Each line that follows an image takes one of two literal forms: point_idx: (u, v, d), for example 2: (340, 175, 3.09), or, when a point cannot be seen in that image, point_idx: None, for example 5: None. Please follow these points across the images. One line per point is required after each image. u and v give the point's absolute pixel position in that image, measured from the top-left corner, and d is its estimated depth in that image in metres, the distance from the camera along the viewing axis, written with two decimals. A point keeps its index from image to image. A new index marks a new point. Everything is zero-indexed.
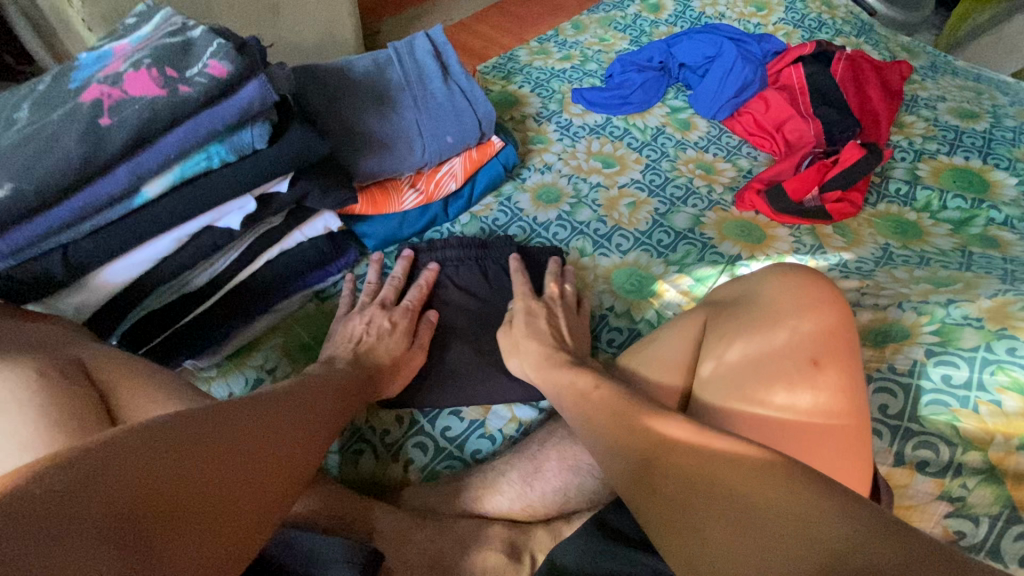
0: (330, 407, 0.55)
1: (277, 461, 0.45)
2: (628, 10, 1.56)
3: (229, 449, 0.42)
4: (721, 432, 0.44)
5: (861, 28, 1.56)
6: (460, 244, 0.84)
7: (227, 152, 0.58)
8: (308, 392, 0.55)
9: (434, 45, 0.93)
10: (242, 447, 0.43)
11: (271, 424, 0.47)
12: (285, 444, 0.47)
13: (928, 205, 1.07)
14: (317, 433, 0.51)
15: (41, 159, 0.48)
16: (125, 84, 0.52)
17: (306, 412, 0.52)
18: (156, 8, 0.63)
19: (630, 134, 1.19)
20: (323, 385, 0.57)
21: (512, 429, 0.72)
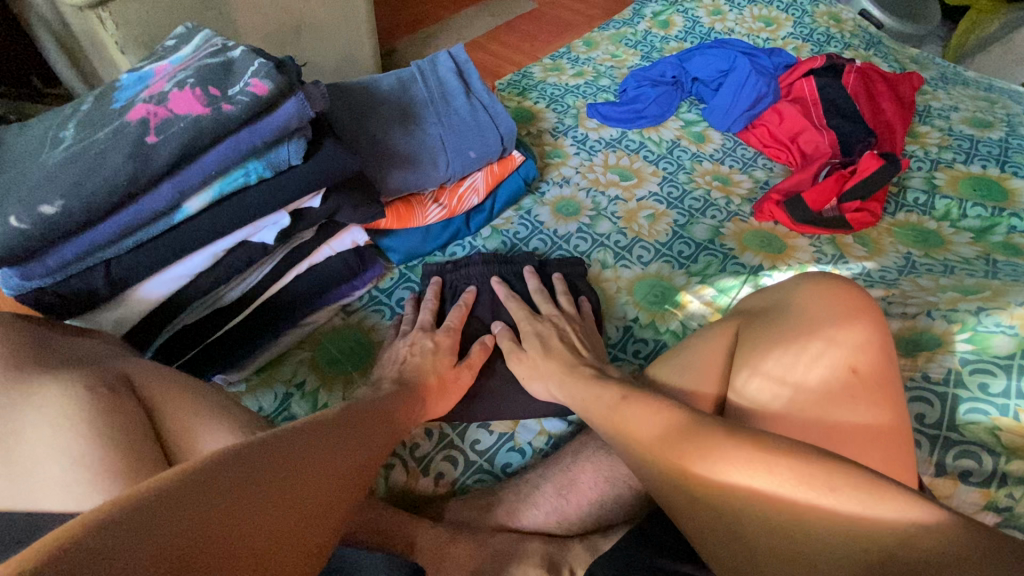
0: (372, 427, 0.54)
1: (323, 493, 0.44)
2: (638, 27, 1.59)
3: (274, 484, 0.41)
4: (767, 441, 0.44)
5: (869, 41, 1.58)
6: (482, 261, 0.84)
7: (265, 169, 0.59)
8: (349, 413, 0.53)
9: (456, 63, 0.95)
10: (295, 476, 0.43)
11: (318, 453, 0.46)
12: (334, 472, 0.46)
13: (947, 214, 1.07)
14: (360, 457, 0.50)
15: (90, 175, 0.49)
16: (170, 103, 0.53)
17: (355, 435, 0.51)
18: (195, 30, 0.64)
19: (646, 147, 1.20)
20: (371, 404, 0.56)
21: (542, 441, 0.71)
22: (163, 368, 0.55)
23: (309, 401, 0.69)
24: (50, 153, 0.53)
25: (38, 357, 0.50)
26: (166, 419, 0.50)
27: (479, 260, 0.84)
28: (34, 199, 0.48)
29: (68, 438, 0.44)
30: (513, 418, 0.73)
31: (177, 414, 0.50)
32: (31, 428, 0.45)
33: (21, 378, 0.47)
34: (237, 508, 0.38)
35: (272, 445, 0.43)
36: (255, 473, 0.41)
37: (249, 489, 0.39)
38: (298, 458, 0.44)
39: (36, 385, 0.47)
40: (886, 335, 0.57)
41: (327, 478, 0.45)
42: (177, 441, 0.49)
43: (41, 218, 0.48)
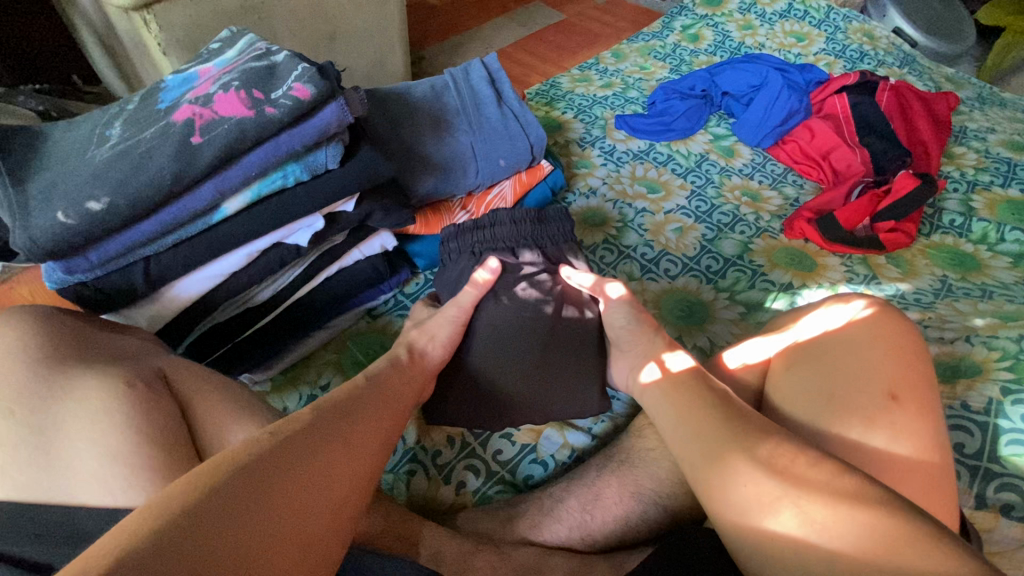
0: (381, 414, 0.53)
1: (338, 487, 0.45)
2: (668, 40, 1.58)
3: (281, 494, 0.41)
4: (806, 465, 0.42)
5: (903, 59, 1.56)
6: (511, 218, 0.76)
7: (302, 172, 0.60)
8: (359, 400, 0.53)
9: (489, 71, 0.95)
10: (307, 477, 0.43)
11: (332, 447, 0.46)
12: (348, 466, 0.47)
13: (984, 237, 1.04)
14: (372, 443, 0.50)
15: (136, 174, 0.50)
16: (215, 105, 0.54)
17: (370, 424, 0.51)
18: (239, 33, 0.66)
19: (673, 160, 1.19)
20: (385, 392, 0.56)
21: (565, 454, 0.70)
22: (195, 365, 0.56)
23: None
24: (97, 150, 0.54)
25: (80, 351, 0.51)
26: (200, 417, 0.50)
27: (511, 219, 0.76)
28: (77, 198, 0.49)
29: (107, 431, 0.45)
30: (536, 430, 0.72)
31: (213, 411, 0.51)
32: (70, 421, 0.46)
33: (67, 369, 0.48)
34: (244, 524, 0.39)
35: (279, 449, 0.44)
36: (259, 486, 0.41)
37: (253, 502, 0.40)
38: (306, 461, 0.44)
39: (80, 377, 0.48)
40: (928, 360, 0.56)
41: (338, 477, 0.45)
42: (210, 439, 0.49)
43: (86, 215, 0.49)
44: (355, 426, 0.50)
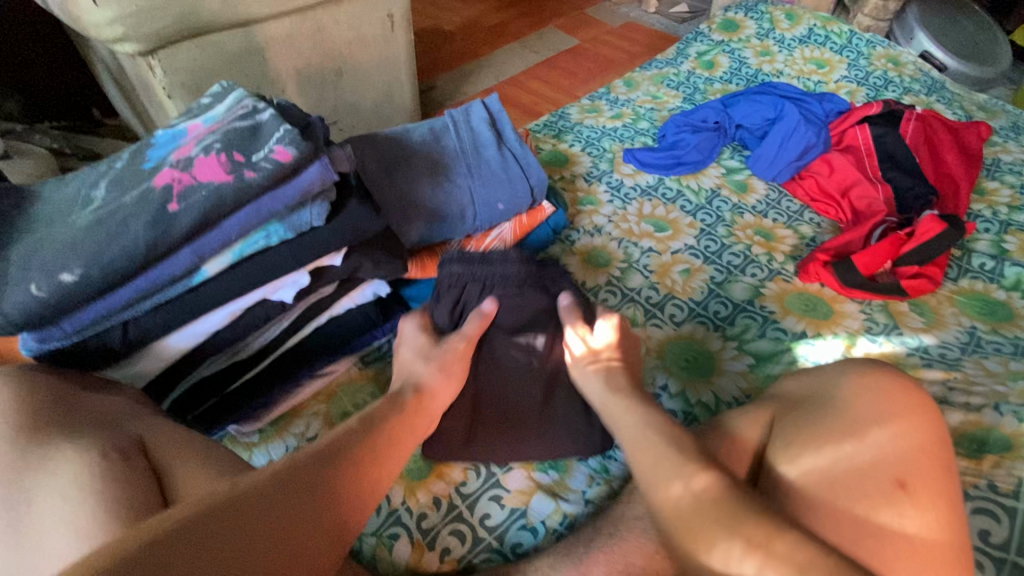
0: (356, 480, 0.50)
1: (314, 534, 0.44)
2: (682, 68, 1.55)
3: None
4: None
5: (931, 85, 1.49)
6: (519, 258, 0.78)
7: (286, 231, 0.59)
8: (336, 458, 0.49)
9: (490, 112, 0.94)
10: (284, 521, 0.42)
11: (315, 494, 0.46)
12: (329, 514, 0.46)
13: (1018, 283, 0.97)
14: (360, 491, 0.49)
15: (110, 243, 0.50)
16: (195, 170, 0.54)
17: (363, 472, 0.50)
18: (229, 88, 0.65)
19: (683, 196, 1.16)
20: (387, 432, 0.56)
21: (557, 520, 0.68)
22: (178, 427, 0.55)
23: None
24: (79, 214, 0.53)
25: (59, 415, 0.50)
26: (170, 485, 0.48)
27: (519, 259, 0.78)
28: (51, 267, 0.49)
29: (78, 509, 0.43)
30: (526, 492, 0.69)
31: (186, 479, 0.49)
32: (46, 494, 0.45)
33: (46, 439, 0.48)
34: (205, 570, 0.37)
35: (244, 505, 0.42)
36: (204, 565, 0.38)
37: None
38: (272, 516, 0.42)
39: (52, 447, 0.47)
40: (946, 443, 0.51)
41: (305, 544, 0.43)
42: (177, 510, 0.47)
43: (59, 286, 0.48)
44: (322, 494, 0.46)
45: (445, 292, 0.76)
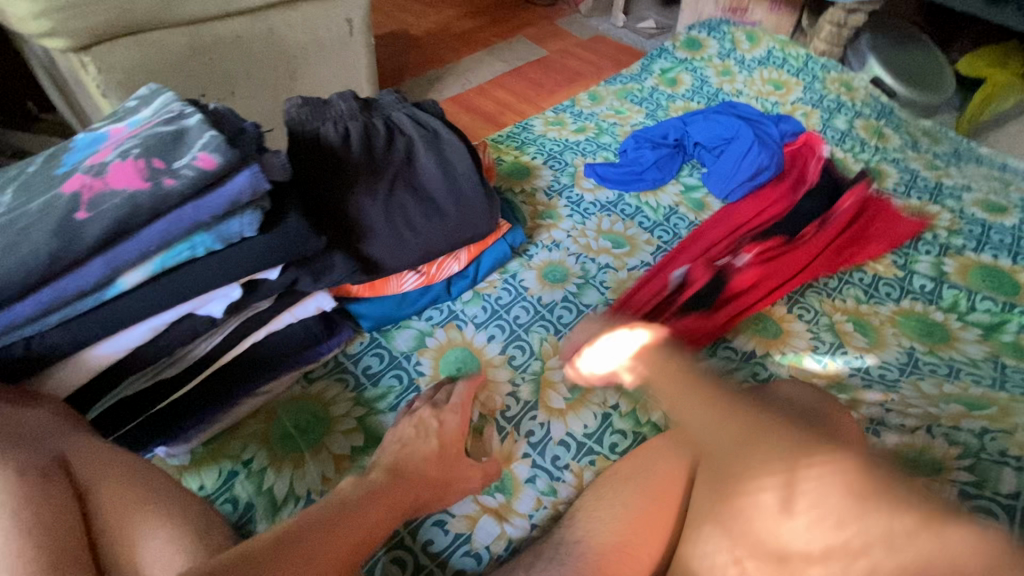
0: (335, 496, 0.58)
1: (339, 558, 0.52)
2: (645, 83, 1.57)
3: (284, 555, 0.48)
4: None
5: (881, 110, 1.52)
6: (346, 97, 0.80)
7: (213, 241, 0.55)
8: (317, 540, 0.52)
9: (419, 119, 0.84)
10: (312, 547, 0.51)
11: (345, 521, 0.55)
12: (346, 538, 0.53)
13: (954, 305, 1.00)
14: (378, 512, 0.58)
15: (9, 253, 0.45)
16: (109, 175, 0.49)
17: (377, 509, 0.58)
18: (158, 90, 0.61)
19: (642, 213, 1.16)
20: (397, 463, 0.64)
21: (500, 546, 0.67)
22: (105, 448, 0.54)
23: (255, 481, 0.68)
24: None
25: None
26: (102, 510, 0.49)
27: (351, 96, 0.81)
28: None
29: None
30: (472, 517, 0.69)
31: (121, 511, 0.50)
32: None
33: None
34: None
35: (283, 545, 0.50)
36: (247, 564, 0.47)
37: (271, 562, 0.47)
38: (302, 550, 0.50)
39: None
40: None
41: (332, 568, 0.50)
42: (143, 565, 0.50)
43: None
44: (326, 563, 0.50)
45: (311, 122, 0.76)
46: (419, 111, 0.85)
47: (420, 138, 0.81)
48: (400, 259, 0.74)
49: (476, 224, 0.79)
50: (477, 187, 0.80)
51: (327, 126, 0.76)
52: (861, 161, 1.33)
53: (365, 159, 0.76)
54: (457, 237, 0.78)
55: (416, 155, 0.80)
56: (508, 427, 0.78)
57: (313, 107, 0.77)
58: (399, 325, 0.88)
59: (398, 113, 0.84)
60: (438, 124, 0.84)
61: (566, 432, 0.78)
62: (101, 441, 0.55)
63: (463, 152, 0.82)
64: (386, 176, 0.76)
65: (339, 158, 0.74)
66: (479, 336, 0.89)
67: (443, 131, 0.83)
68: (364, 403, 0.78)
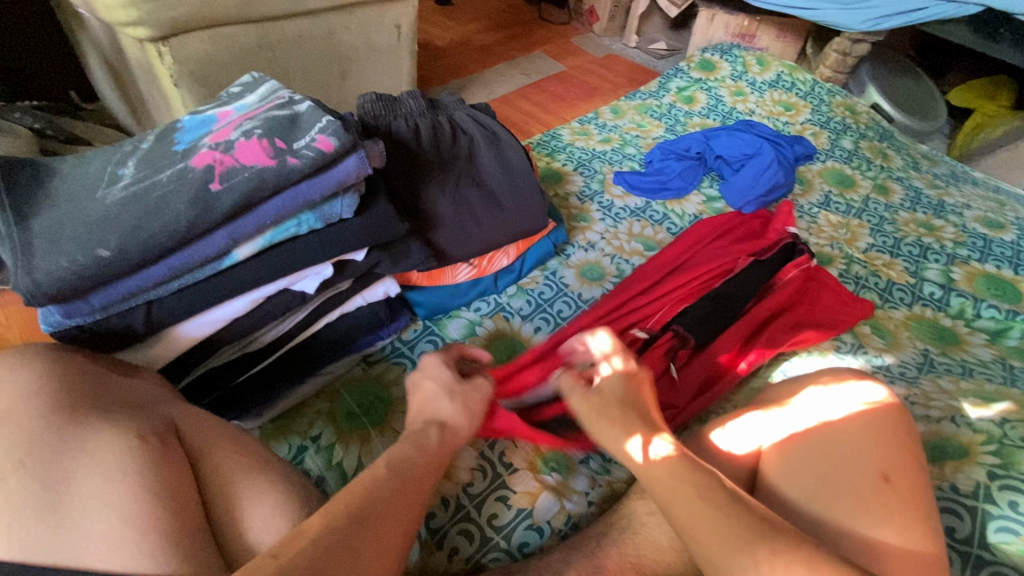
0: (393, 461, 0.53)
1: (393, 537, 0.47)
2: (664, 100, 1.65)
3: (363, 544, 0.44)
4: None
5: (883, 133, 1.62)
6: (415, 97, 0.86)
7: (316, 221, 0.59)
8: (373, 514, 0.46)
9: (480, 120, 0.89)
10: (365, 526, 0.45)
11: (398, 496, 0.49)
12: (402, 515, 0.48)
13: (962, 312, 1.07)
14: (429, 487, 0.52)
15: (152, 219, 0.50)
16: (236, 152, 0.54)
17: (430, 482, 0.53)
18: (260, 80, 0.66)
19: (669, 219, 1.22)
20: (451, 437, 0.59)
21: (561, 521, 0.70)
22: (204, 414, 0.56)
23: (324, 457, 0.71)
24: (108, 191, 0.52)
25: (96, 402, 0.49)
26: (211, 473, 0.50)
27: (419, 97, 0.86)
28: (85, 245, 0.48)
29: (120, 487, 0.44)
30: (533, 493, 0.72)
31: (227, 473, 0.50)
32: (85, 473, 0.44)
33: (84, 421, 0.47)
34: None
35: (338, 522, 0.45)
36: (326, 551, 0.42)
37: (354, 546, 0.43)
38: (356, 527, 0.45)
39: (92, 431, 0.47)
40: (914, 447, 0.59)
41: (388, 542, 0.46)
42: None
43: (96, 262, 0.48)
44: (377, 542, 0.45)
45: (383, 118, 0.82)
46: (479, 114, 0.90)
47: (482, 136, 0.86)
48: (465, 247, 0.78)
49: (533, 219, 0.83)
50: (535, 183, 0.85)
51: (398, 122, 0.82)
52: (868, 179, 1.42)
53: (433, 153, 0.80)
54: (516, 230, 0.82)
55: (477, 151, 0.85)
56: None
57: (386, 105, 0.83)
58: (450, 315, 0.92)
59: (461, 114, 0.89)
60: (497, 125, 0.89)
61: None
62: (198, 407, 0.57)
63: (521, 152, 0.86)
64: (452, 170, 0.81)
65: (410, 152, 0.79)
66: (526, 328, 0.93)
67: (502, 131, 0.88)
68: None
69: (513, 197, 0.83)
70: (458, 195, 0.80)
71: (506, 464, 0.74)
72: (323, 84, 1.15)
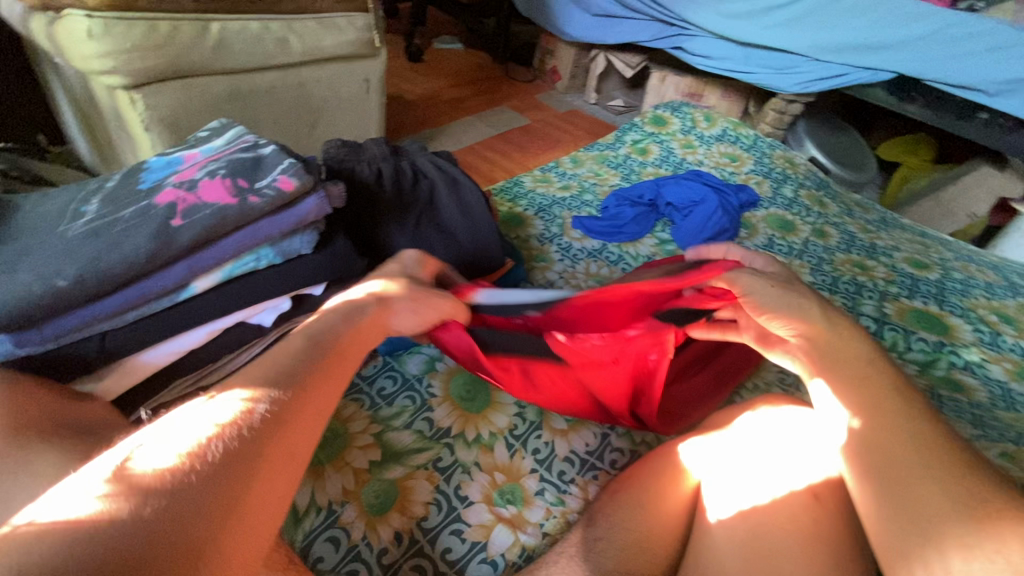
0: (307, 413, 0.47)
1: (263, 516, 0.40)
2: (620, 151, 1.77)
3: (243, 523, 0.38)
4: None
5: (820, 183, 1.76)
6: (379, 144, 0.91)
7: (275, 255, 0.62)
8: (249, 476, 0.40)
9: (441, 165, 0.95)
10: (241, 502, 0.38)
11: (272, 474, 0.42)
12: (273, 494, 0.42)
13: (895, 345, 1.14)
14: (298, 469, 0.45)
15: (111, 252, 0.52)
16: (200, 191, 0.57)
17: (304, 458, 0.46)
18: (228, 126, 0.70)
19: (624, 260, 1.29)
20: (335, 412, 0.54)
21: (515, 553, 0.70)
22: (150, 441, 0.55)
23: None
24: (69, 226, 0.54)
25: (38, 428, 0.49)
26: None
27: (382, 143, 0.92)
28: (44, 275, 0.50)
29: None
30: (487, 526, 0.72)
31: None
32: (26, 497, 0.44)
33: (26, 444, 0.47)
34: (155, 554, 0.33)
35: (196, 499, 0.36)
36: (215, 512, 0.36)
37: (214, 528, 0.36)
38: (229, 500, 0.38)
39: (37, 452, 0.47)
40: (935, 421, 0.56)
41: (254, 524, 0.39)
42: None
43: (54, 290, 0.50)
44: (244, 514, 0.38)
45: (346, 162, 0.86)
46: (440, 159, 0.96)
47: (441, 180, 0.92)
48: None
49: (489, 258, 0.87)
50: (491, 223, 0.90)
51: (361, 165, 0.86)
52: (807, 224, 1.53)
53: (392, 196, 0.85)
54: (474, 267, 0.86)
55: (437, 194, 0.90)
56: (516, 444, 0.83)
57: (351, 151, 0.88)
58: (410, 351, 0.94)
59: (423, 159, 0.95)
60: (457, 170, 0.95)
61: (570, 448, 0.83)
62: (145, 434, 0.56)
63: (478, 195, 0.92)
64: (411, 211, 0.85)
65: (372, 193, 0.83)
66: None
67: (462, 176, 0.94)
68: (381, 420, 0.82)
69: (471, 236, 0.87)
70: (417, 234, 0.84)
71: (462, 497, 0.75)
72: (293, 132, 1.20)
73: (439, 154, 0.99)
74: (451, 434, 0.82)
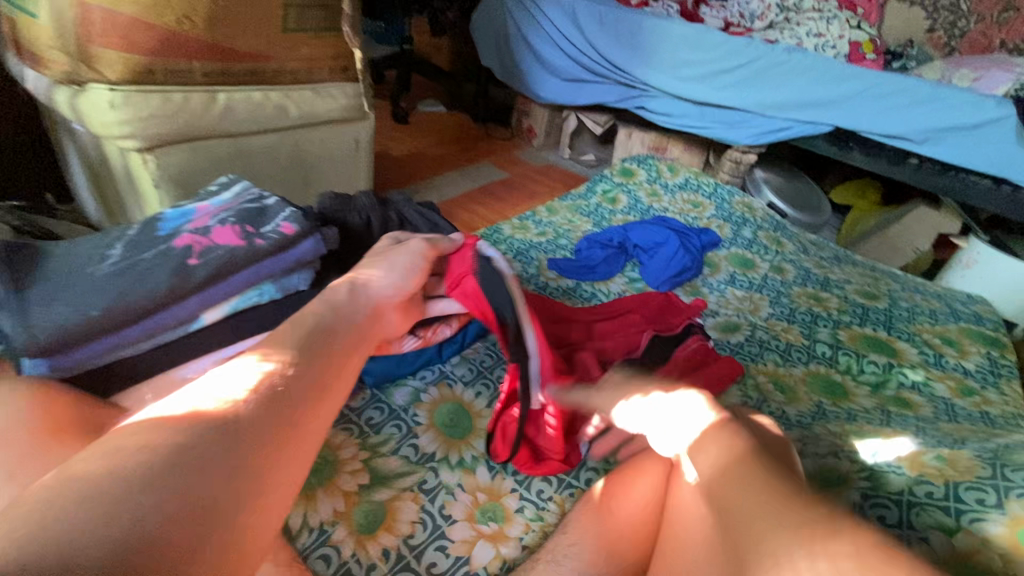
0: (301, 394, 0.53)
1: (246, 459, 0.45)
2: (592, 200, 1.91)
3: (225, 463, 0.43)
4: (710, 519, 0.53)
5: (777, 224, 1.91)
6: (368, 195, 1.01)
7: (276, 291, 0.69)
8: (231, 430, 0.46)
9: (424, 213, 1.05)
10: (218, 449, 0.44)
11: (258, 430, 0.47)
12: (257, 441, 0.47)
13: (849, 368, 1.24)
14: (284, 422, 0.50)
15: (135, 288, 0.60)
16: (213, 235, 0.66)
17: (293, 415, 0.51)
18: (235, 181, 0.80)
19: (597, 298, 1.38)
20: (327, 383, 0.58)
21: (496, 566, 0.75)
22: None
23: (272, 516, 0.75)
24: (97, 267, 0.62)
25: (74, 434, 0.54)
26: None
27: (371, 195, 1.02)
28: (78, 308, 0.58)
29: None
30: (470, 541, 0.77)
31: None
32: None
33: None
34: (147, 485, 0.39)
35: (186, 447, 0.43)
36: (195, 455, 0.42)
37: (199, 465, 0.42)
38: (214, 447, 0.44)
39: None
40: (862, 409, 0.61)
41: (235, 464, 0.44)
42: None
43: (87, 320, 0.57)
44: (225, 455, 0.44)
45: (338, 211, 0.96)
46: (423, 208, 1.06)
47: (425, 227, 1.02)
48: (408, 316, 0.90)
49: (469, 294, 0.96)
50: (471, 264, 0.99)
51: (351, 214, 0.96)
52: (766, 261, 1.65)
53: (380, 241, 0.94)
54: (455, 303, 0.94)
55: None
56: (497, 466, 0.88)
57: (343, 201, 0.98)
58: (397, 383, 0.99)
59: (408, 208, 1.05)
60: (439, 217, 1.05)
61: (547, 469, 0.89)
62: None
63: None
64: None
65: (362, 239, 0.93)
66: (468, 393, 1.01)
67: (443, 222, 1.04)
68: (369, 447, 0.88)
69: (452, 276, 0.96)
70: None
71: (446, 515, 0.80)
72: (289, 187, 1.31)
73: (423, 203, 1.09)
74: (435, 458, 0.88)
